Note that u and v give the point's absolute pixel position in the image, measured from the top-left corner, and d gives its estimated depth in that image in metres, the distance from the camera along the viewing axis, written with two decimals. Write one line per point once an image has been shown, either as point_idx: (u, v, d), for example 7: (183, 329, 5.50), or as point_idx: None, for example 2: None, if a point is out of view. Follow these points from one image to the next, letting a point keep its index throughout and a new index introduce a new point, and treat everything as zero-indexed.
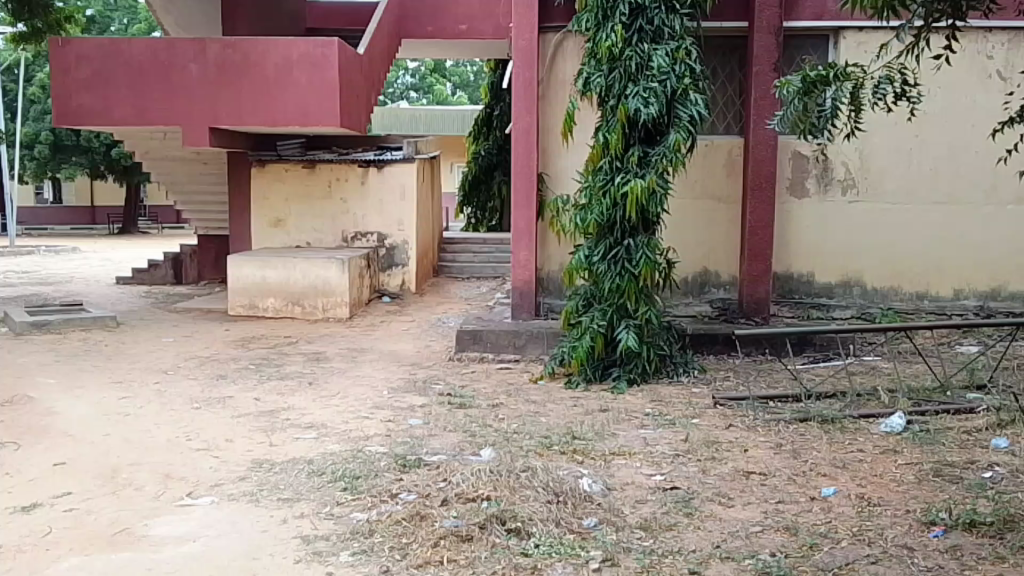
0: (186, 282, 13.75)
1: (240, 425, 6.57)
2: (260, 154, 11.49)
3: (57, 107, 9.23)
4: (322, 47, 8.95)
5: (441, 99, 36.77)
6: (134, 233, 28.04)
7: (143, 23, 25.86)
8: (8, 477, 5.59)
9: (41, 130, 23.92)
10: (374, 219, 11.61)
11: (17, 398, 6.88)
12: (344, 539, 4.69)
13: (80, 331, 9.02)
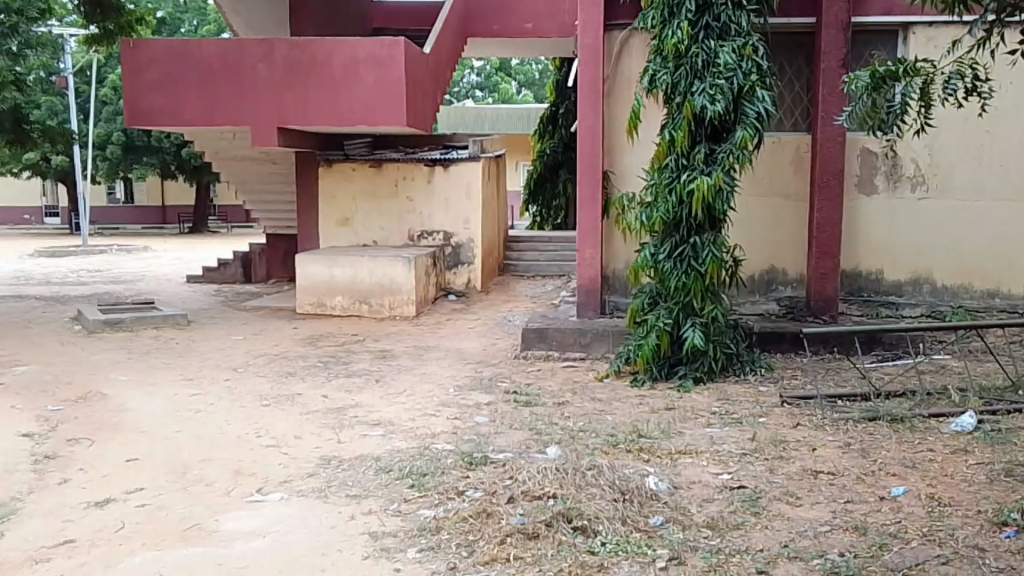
0: (255, 280, 13.89)
1: (309, 422, 6.62)
2: (327, 154, 11.59)
3: (129, 108, 9.41)
4: (388, 47, 9.00)
5: (507, 99, 37.04)
6: (205, 232, 28.47)
7: (212, 24, 26.30)
8: (83, 473, 5.70)
9: (113, 131, 24.39)
10: (441, 218, 11.65)
11: (91, 395, 7.03)
12: (411, 536, 4.72)
13: (152, 329, 9.14)
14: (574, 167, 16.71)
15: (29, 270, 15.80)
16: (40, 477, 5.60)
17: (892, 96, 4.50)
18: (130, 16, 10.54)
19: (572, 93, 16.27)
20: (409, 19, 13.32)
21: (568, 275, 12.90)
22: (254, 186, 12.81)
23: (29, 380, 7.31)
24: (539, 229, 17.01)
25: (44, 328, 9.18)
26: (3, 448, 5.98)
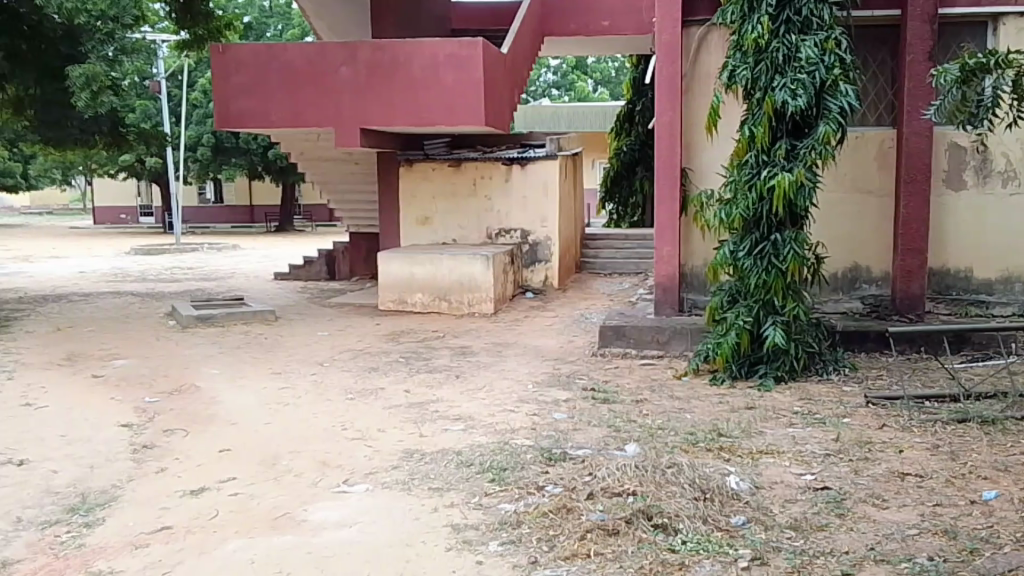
0: (338, 278, 14.23)
1: (392, 416, 6.76)
2: (408, 154, 11.86)
3: (218, 111, 9.72)
4: (466, 48, 9.11)
5: (583, 96, 37.24)
6: (290, 230, 29.33)
7: (296, 28, 26.90)
8: (178, 462, 5.93)
9: (203, 133, 25.09)
10: (519, 216, 11.74)
11: (186, 387, 7.31)
12: (493, 530, 4.78)
13: (241, 324, 9.47)
14: (651, 164, 16.66)
15: (131, 266, 16.58)
16: (139, 465, 5.85)
17: (982, 89, 4.43)
18: (219, 21, 10.75)
19: (650, 89, 16.28)
20: (489, 19, 13.52)
21: (633, 274, 12.81)
22: (336, 185, 13.19)
23: (128, 372, 7.65)
24: (617, 226, 17.15)
25: (141, 322, 9.59)
26: (106, 437, 6.27)
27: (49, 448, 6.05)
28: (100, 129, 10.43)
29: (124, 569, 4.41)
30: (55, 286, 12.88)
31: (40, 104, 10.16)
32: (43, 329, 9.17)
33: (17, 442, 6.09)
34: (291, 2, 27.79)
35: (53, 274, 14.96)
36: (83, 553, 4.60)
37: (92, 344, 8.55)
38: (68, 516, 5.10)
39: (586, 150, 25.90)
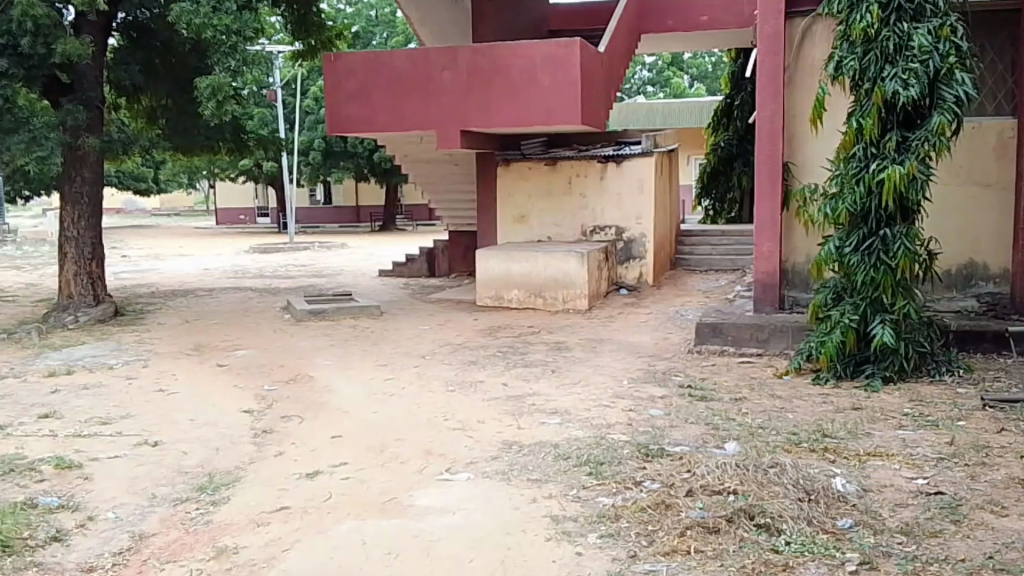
0: (438, 274, 14.55)
1: (492, 408, 6.95)
2: (506, 154, 12.14)
3: (330, 117, 10.25)
4: (563, 48, 9.22)
5: (680, 92, 36.97)
6: (392, 229, 30.38)
7: (400, 35, 27.82)
8: (296, 446, 6.33)
9: (314, 138, 26.43)
10: (613, 214, 11.74)
11: (300, 376, 7.76)
12: (591, 522, 4.86)
13: (350, 318, 9.94)
14: (749, 159, 16.33)
15: (249, 264, 17.63)
16: (259, 449, 6.27)
17: None
18: (332, 31, 11.22)
19: (748, 83, 15.98)
20: (586, 19, 13.68)
21: (722, 271, 12.57)
22: (437, 186, 13.64)
23: (249, 362, 8.19)
24: (713, 222, 16.77)
25: (261, 316, 10.22)
26: (230, 422, 6.75)
27: (181, 430, 6.57)
28: (224, 136, 11.01)
29: (247, 545, 4.74)
30: (182, 282, 13.86)
31: (173, 115, 10.89)
32: (173, 321, 9.92)
33: (151, 425, 6.64)
34: (395, 11, 28.76)
35: (180, 271, 16.13)
36: (210, 529, 4.99)
37: (217, 335, 9.19)
38: (197, 493, 5.53)
39: (684, 146, 25.53)
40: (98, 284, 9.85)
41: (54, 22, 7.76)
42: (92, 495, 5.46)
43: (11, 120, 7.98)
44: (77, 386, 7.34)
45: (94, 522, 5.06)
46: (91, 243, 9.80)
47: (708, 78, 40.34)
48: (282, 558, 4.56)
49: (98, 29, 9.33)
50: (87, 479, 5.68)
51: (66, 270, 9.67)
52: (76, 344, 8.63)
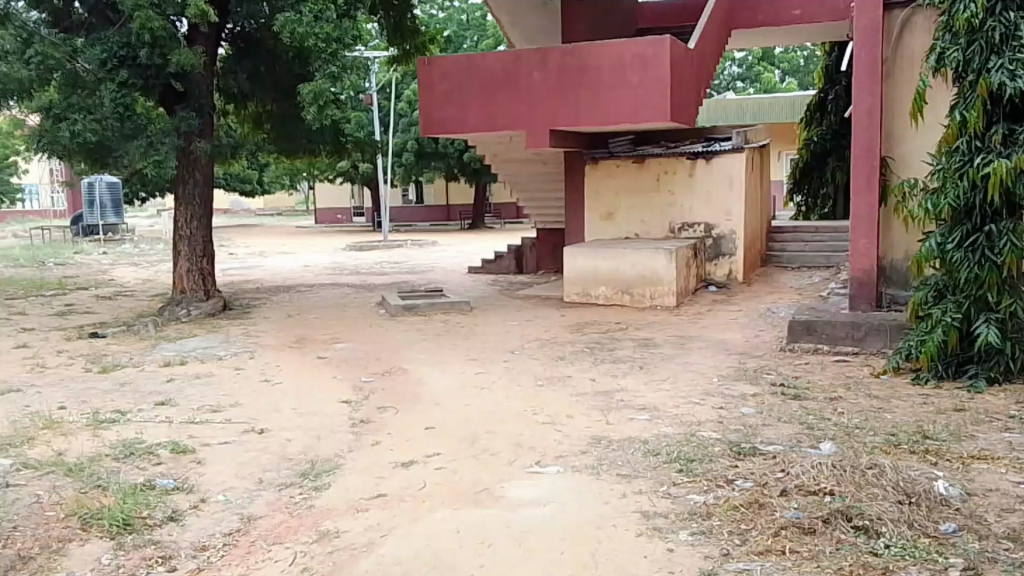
0: (526, 270, 14.94)
1: (581, 402, 7.05)
2: (594, 152, 12.22)
3: (423, 118, 10.66)
4: (652, 46, 9.23)
5: (770, 88, 36.36)
6: (481, 228, 30.90)
7: (491, 37, 28.03)
8: (391, 437, 6.57)
9: (408, 139, 26.98)
10: (703, 210, 11.68)
11: (395, 369, 8.04)
12: (683, 519, 4.86)
13: (441, 313, 10.22)
14: (845, 154, 15.96)
15: (347, 260, 18.32)
16: (357, 438, 6.54)
17: None
18: (426, 36, 11.50)
19: (843, 76, 15.76)
20: (676, 16, 13.57)
21: (805, 270, 12.27)
22: (527, 187, 13.83)
23: (347, 355, 8.52)
24: (805, 219, 16.50)
25: (357, 311, 10.61)
26: (329, 412, 7.07)
27: (285, 419, 6.92)
28: (325, 139, 11.59)
29: (348, 530, 4.97)
30: (285, 278, 14.54)
31: (278, 119, 11.44)
32: (276, 315, 10.38)
33: (257, 413, 7.00)
34: (486, 14, 29.14)
35: (282, 268, 16.88)
36: (313, 513, 5.24)
37: (317, 329, 9.60)
38: (301, 479, 5.82)
39: (774, 142, 25.00)
40: (208, 280, 10.42)
41: (170, 34, 8.18)
42: (205, 478, 5.82)
43: (130, 127, 8.47)
44: (190, 375, 7.81)
45: (206, 504, 5.40)
46: (202, 242, 10.37)
47: (801, 71, 39.57)
48: (380, 543, 4.75)
49: (210, 40, 9.86)
50: (199, 463, 6.05)
51: (179, 266, 10.28)
52: (189, 337, 9.16)
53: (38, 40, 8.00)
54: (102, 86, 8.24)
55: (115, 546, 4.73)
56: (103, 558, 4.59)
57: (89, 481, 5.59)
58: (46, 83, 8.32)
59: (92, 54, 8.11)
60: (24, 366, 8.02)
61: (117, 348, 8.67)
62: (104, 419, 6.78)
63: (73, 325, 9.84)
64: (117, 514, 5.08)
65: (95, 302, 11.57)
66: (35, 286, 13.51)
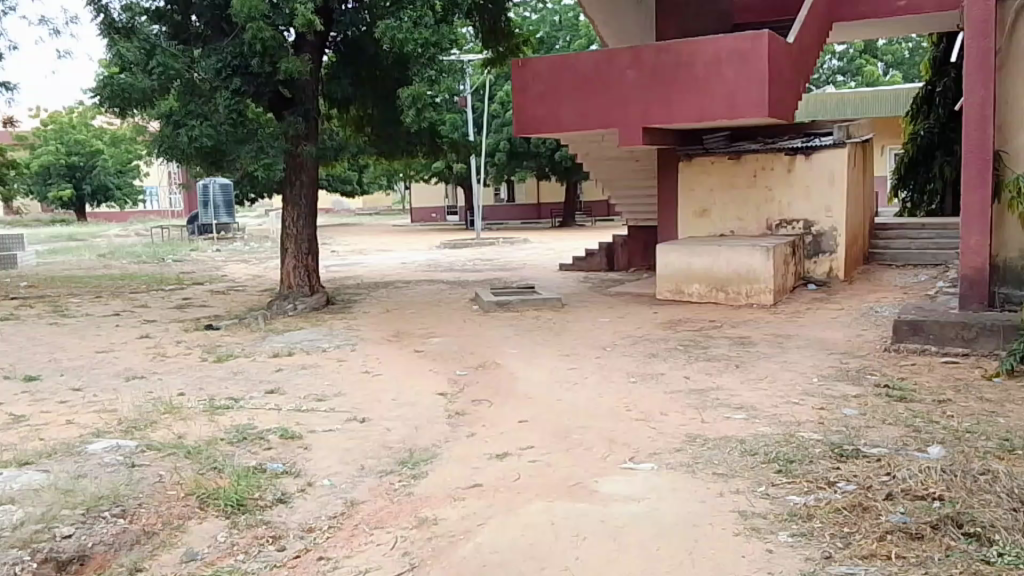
0: (616, 269, 14.84)
1: (675, 400, 7.05)
2: (688, 149, 12.19)
3: (518, 119, 10.91)
4: (751, 41, 9.08)
5: (873, 81, 35.13)
6: (572, 225, 31.14)
7: (583, 38, 28.21)
8: (486, 429, 6.75)
9: (500, 140, 27.45)
10: (801, 206, 11.47)
11: (489, 364, 8.24)
12: (782, 520, 4.77)
13: (533, 309, 10.40)
14: (953, 149, 15.43)
15: (442, 257, 18.76)
16: (453, 429, 6.76)
17: None
18: (519, 38, 11.69)
19: (952, 68, 15.49)
20: (778, 11, 13.36)
21: (906, 269, 11.80)
22: (619, 184, 14.14)
23: (442, 349, 8.79)
24: (911, 215, 15.86)
25: (452, 306, 10.90)
26: (427, 403, 7.32)
27: (385, 409, 7.20)
28: (422, 141, 11.85)
29: (446, 518, 5.13)
30: (384, 274, 15.04)
31: (379, 122, 11.72)
32: (376, 310, 10.77)
33: (360, 403, 7.32)
34: (579, 14, 29.41)
35: (381, 264, 17.43)
36: (412, 500, 5.45)
37: (415, 323, 9.93)
38: (401, 467, 6.06)
39: (877, 137, 24.33)
40: (313, 276, 10.91)
41: (279, 43, 8.61)
42: (312, 463, 6.12)
43: (243, 131, 9.04)
44: (296, 366, 8.22)
45: (312, 488, 5.68)
46: (307, 240, 10.88)
47: (906, 63, 38.07)
48: (477, 532, 4.89)
49: (315, 47, 10.21)
50: (305, 449, 6.37)
51: (286, 263, 10.80)
52: (296, 329, 9.63)
53: (160, 51, 8.59)
54: (218, 93, 8.82)
55: (229, 524, 5.05)
56: (218, 536, 4.90)
57: (206, 464, 5.94)
58: (167, 92, 8.86)
59: (207, 64, 8.71)
60: (148, 354, 8.64)
61: (231, 339, 9.21)
62: (219, 405, 7.22)
63: (190, 317, 10.50)
64: (231, 495, 5.42)
65: (210, 296, 12.31)
66: (157, 280, 14.48)
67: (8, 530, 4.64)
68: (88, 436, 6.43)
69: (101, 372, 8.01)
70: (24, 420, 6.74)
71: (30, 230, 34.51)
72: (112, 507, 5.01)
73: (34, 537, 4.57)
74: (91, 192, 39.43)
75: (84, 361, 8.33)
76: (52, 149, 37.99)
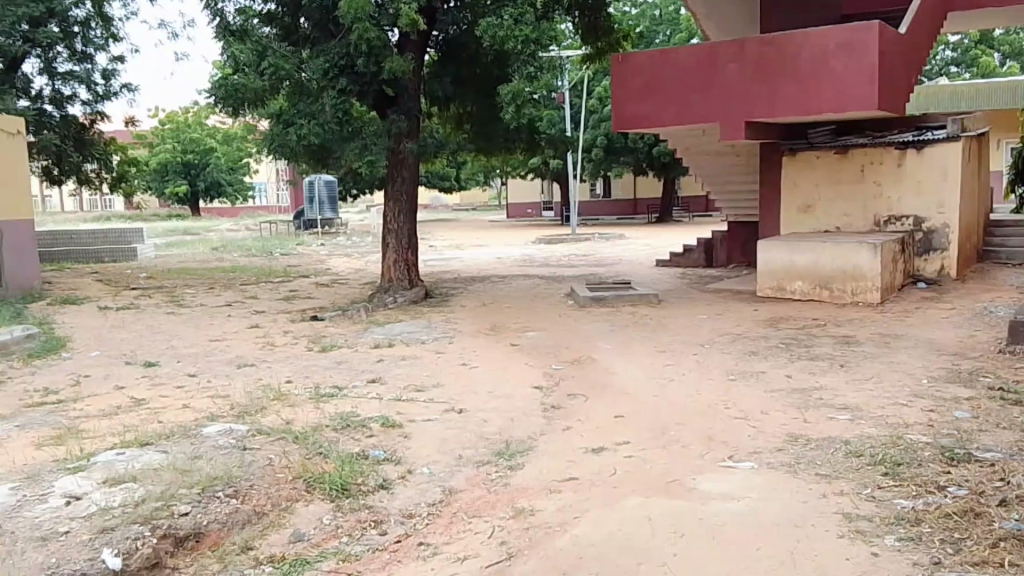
0: (715, 265, 15.04)
1: (776, 399, 6.99)
2: (793, 143, 11.94)
3: (617, 114, 11.01)
4: (861, 32, 8.91)
5: (989, 73, 33.30)
6: (669, 221, 31.04)
7: (683, 32, 27.93)
8: (584, 422, 6.83)
9: (597, 136, 27.98)
10: (911, 202, 11.22)
11: (584, 359, 8.32)
12: (889, 523, 4.61)
13: (630, 305, 10.45)
14: None
15: (536, 253, 18.96)
16: (549, 422, 6.84)
17: None
18: (618, 34, 11.61)
19: None
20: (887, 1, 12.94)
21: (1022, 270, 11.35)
22: (719, 179, 14.00)
23: (538, 343, 8.91)
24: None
25: (548, 301, 11.04)
26: (523, 396, 7.44)
27: (480, 401, 7.36)
28: (521, 136, 12.03)
29: (543, 509, 5.14)
30: (480, 268, 15.34)
31: (478, 120, 12.01)
32: (473, 303, 10.97)
33: (456, 395, 7.48)
34: (679, 7, 29.00)
35: (477, 259, 17.73)
36: (509, 491, 5.50)
37: (511, 317, 10.10)
38: (497, 457, 6.14)
39: (992, 131, 23.23)
40: (412, 270, 11.20)
41: (383, 43, 8.87)
42: (411, 451, 6.24)
43: (348, 129, 9.39)
44: (397, 357, 8.49)
45: (411, 475, 5.79)
46: (408, 235, 11.16)
47: None
48: (574, 525, 4.85)
49: (417, 47, 10.44)
50: (405, 438, 6.51)
51: (388, 258, 11.13)
52: (395, 321, 9.91)
53: (271, 52, 8.98)
54: (325, 93, 9.14)
55: (334, 508, 5.16)
56: (324, 519, 5.00)
57: (312, 449, 6.08)
58: (277, 92, 9.20)
59: (315, 66, 9.02)
60: (257, 343, 9.03)
61: (335, 330, 9.56)
62: (324, 393, 7.49)
63: (297, 308, 10.95)
64: (336, 479, 5.53)
65: (315, 288, 12.77)
66: (265, 273, 15.13)
67: (130, 507, 4.76)
68: (203, 419, 6.74)
69: (215, 359, 8.43)
70: (143, 404, 7.14)
71: (146, 223, 36.69)
72: (225, 487, 5.17)
73: (154, 514, 4.67)
74: (205, 187, 41.15)
75: (199, 348, 8.79)
76: (169, 147, 39.73)
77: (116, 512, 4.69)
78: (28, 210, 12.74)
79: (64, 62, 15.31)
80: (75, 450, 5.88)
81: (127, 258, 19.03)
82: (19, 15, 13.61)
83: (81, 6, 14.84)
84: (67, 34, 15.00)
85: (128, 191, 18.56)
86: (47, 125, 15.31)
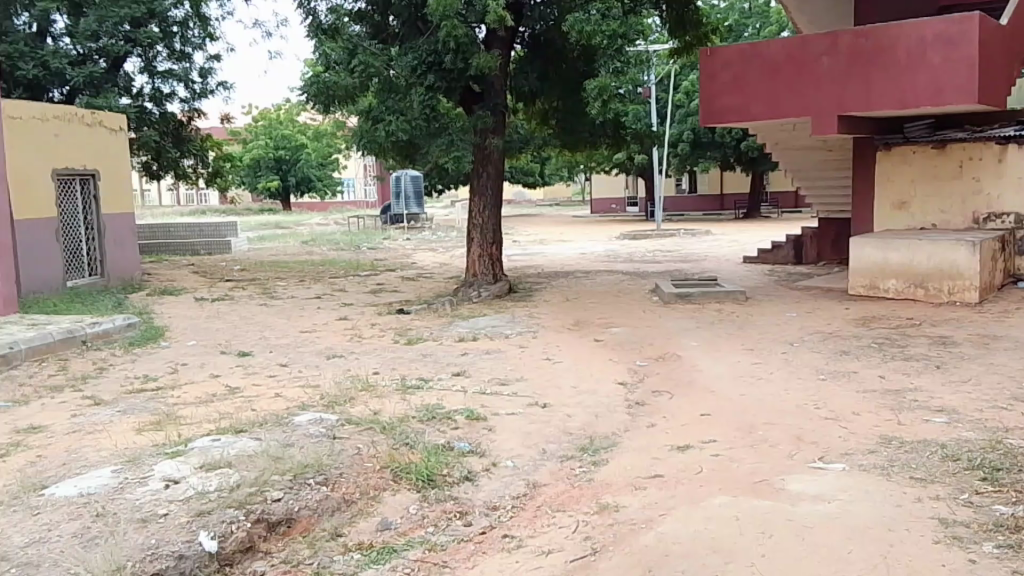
0: (805, 263, 14.86)
1: (869, 399, 6.86)
2: (886, 138, 11.70)
3: (704, 109, 10.93)
4: (961, 23, 8.70)
5: None
6: (757, 217, 30.69)
7: (775, 25, 27.36)
8: (671, 419, 6.80)
9: (683, 130, 27.75)
10: (1012, 200, 10.92)
11: (669, 356, 8.29)
12: (988, 530, 4.47)
13: (715, 301, 10.37)
14: None
15: (618, 249, 18.91)
16: (633, 419, 6.83)
17: None
18: (708, 27, 11.56)
19: None
20: None
21: None
22: (811, 175, 14.02)
23: (623, 339, 8.93)
24: None
25: (631, 297, 11.04)
26: (608, 391, 7.46)
27: (565, 395, 7.40)
28: (606, 132, 12.09)
29: (627, 505, 5.14)
30: (564, 263, 15.42)
31: (564, 114, 12.10)
32: (556, 299, 11.03)
33: (540, 389, 7.54)
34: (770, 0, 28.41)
35: (560, 254, 17.84)
36: (593, 486, 5.51)
37: (595, 312, 10.13)
38: (581, 452, 6.16)
39: None
40: (496, 265, 11.28)
41: (470, 39, 8.97)
42: (495, 444, 6.29)
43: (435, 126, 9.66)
44: (483, 350, 8.61)
45: (497, 468, 5.84)
46: (493, 229, 11.27)
47: None
48: (659, 521, 4.81)
49: (504, 42, 10.74)
50: (491, 431, 6.56)
51: (472, 253, 11.26)
52: (480, 315, 10.04)
53: (361, 50, 9.39)
54: (413, 90, 9.43)
55: (420, 498, 5.23)
56: (410, 508, 5.08)
57: (399, 439, 6.12)
58: (366, 89, 9.71)
59: (406, 62, 9.34)
60: (346, 335, 9.26)
61: (421, 323, 9.72)
62: (410, 384, 7.64)
63: (384, 301, 11.19)
64: (422, 470, 5.57)
65: (401, 282, 13.01)
66: (354, 266, 15.51)
67: (226, 492, 4.79)
68: (297, 407, 6.94)
69: (306, 350, 8.68)
70: (237, 392, 7.37)
71: (239, 217, 38.05)
72: (317, 475, 5.20)
73: (248, 499, 4.71)
74: (296, 183, 42.06)
75: (293, 339, 9.08)
76: (263, 142, 41.01)
77: (213, 496, 4.72)
78: (129, 204, 13.37)
79: (163, 61, 15.84)
80: (174, 435, 6.06)
81: (222, 250, 19.61)
82: (120, 16, 14.39)
83: (179, 6, 15.43)
84: (166, 34, 15.57)
85: (223, 185, 19.09)
86: (147, 122, 15.80)
